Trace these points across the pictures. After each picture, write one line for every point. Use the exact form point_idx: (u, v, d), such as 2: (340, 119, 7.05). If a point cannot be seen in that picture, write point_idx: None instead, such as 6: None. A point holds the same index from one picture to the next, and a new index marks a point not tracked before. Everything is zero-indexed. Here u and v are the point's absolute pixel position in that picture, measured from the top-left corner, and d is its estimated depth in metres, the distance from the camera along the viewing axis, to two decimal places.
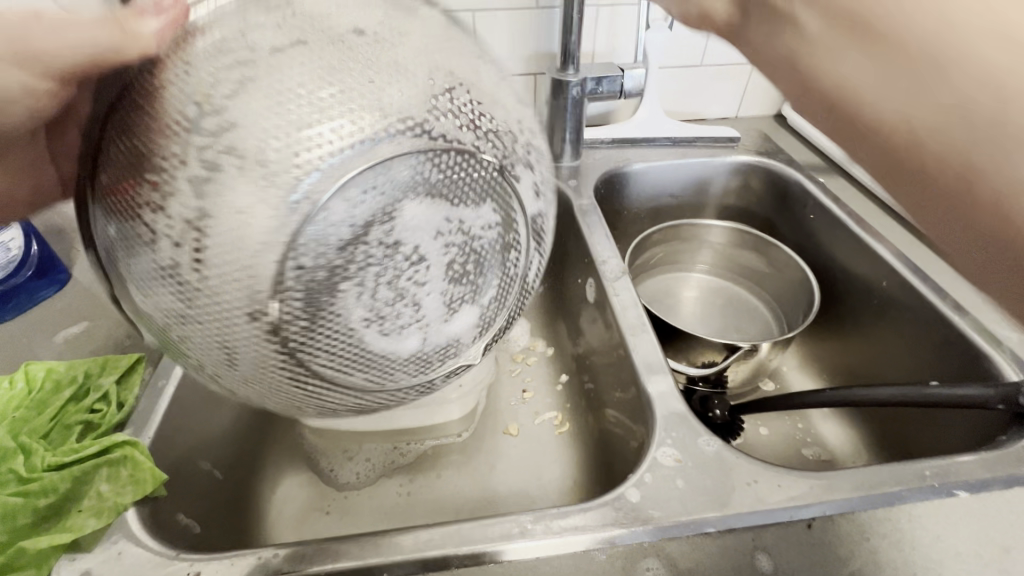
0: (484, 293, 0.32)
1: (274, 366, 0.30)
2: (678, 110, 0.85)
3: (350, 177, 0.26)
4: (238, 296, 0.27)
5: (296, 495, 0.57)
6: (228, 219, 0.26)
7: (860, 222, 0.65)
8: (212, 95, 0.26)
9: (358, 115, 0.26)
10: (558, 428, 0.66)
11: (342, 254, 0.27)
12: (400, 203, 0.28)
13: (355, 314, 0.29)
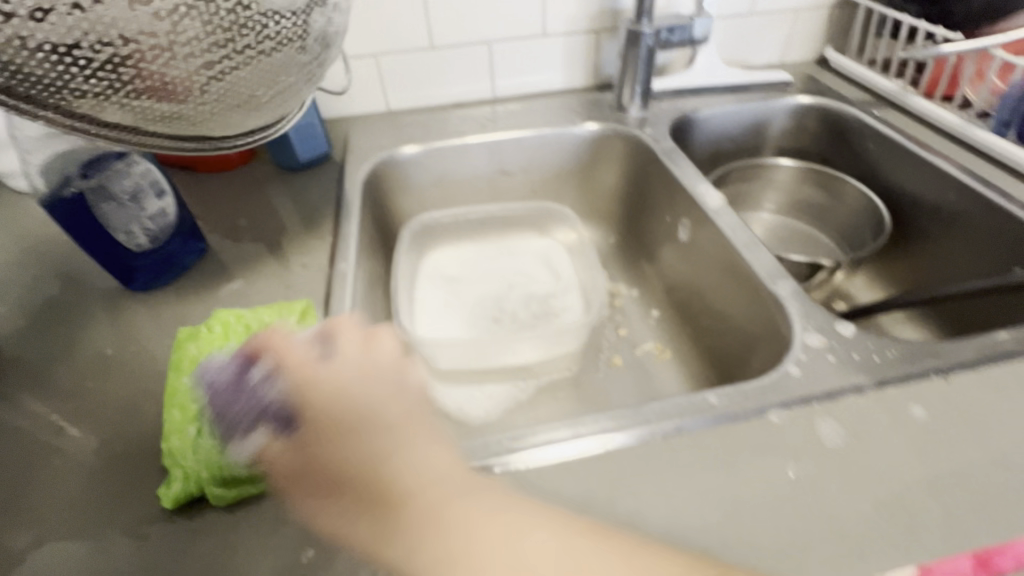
0: (280, 93, 0.41)
1: (126, 121, 0.35)
2: (729, 60, 0.89)
3: (204, 71, 0.34)
4: (102, 25, 0.30)
5: (436, 431, 0.64)
6: (156, 62, 0.32)
7: (920, 144, 0.71)
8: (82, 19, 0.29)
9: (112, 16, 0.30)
10: (659, 354, 0.70)
11: (141, 91, 0.34)
12: (217, 82, 0.36)
13: (235, 86, 0.37)
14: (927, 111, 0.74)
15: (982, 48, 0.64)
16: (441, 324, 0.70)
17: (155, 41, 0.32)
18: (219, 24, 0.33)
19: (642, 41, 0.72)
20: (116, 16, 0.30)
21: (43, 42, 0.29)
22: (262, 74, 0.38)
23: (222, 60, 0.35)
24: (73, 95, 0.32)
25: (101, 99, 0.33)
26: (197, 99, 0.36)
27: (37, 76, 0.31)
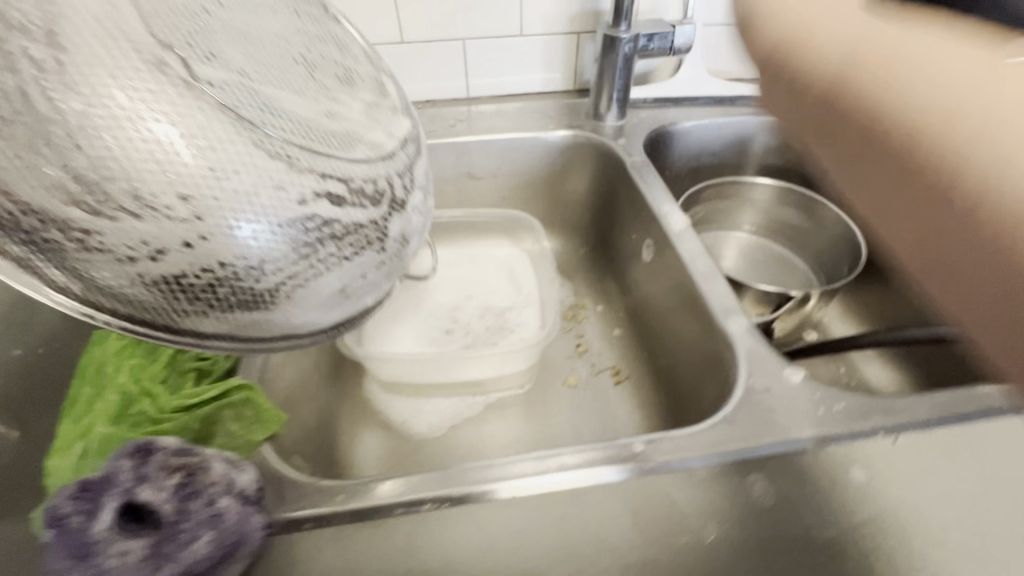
0: (344, 230, 0.29)
1: (329, 292, 0.30)
2: (717, 71, 0.85)
3: (316, 221, 0.28)
4: (233, 233, 0.25)
5: (374, 446, 0.61)
6: (217, 235, 0.25)
7: None
8: (152, 210, 0.24)
9: (320, 173, 0.28)
10: (617, 377, 0.68)
11: (323, 240, 0.28)
12: (323, 273, 0.29)
13: (345, 240, 0.29)
14: None
15: None
16: (391, 332, 0.67)
17: (299, 272, 0.28)
18: (330, 217, 0.28)
19: (620, 47, 0.68)
20: (180, 223, 0.24)
21: (149, 283, 0.26)
22: (346, 236, 0.29)
23: (326, 236, 0.28)
24: (188, 311, 0.27)
25: (205, 315, 0.28)
26: (335, 249, 0.29)
27: (134, 296, 0.26)
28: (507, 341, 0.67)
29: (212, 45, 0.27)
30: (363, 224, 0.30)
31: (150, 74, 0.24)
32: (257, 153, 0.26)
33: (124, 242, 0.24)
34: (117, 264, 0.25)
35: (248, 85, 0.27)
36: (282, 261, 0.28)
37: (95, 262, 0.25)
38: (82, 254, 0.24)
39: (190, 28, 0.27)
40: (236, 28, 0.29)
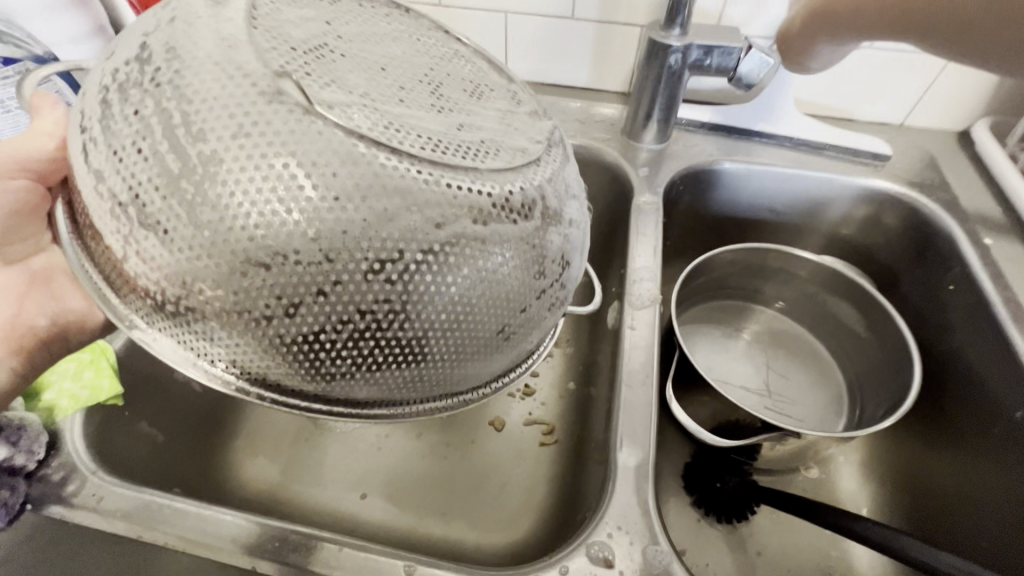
0: (550, 248, 0.34)
1: (493, 325, 0.33)
2: (818, 104, 0.65)
3: (458, 243, 0.30)
4: (403, 287, 0.29)
5: (264, 415, 0.57)
6: (410, 285, 0.29)
7: (1017, 316, 0.47)
8: (306, 267, 0.28)
9: (451, 186, 0.30)
10: (544, 438, 0.59)
11: (466, 280, 0.31)
12: (494, 291, 0.32)
13: (507, 265, 0.32)
14: None
15: None
16: None
17: (458, 309, 0.31)
18: (474, 239, 0.30)
19: (666, 58, 0.54)
20: (307, 264, 0.28)
21: (306, 340, 0.30)
22: (520, 250, 0.32)
23: (518, 262, 0.32)
24: (354, 372, 0.32)
25: (382, 372, 0.32)
26: (488, 280, 0.31)
27: (338, 365, 0.31)
28: None
29: (325, 83, 0.30)
30: (520, 248, 0.32)
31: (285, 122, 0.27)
32: (387, 176, 0.28)
33: (267, 294, 0.28)
34: (262, 331, 0.29)
35: (388, 123, 0.30)
36: (421, 301, 0.30)
37: (240, 335, 0.29)
38: (239, 320, 0.29)
39: (323, 78, 0.30)
40: (323, 64, 0.31)
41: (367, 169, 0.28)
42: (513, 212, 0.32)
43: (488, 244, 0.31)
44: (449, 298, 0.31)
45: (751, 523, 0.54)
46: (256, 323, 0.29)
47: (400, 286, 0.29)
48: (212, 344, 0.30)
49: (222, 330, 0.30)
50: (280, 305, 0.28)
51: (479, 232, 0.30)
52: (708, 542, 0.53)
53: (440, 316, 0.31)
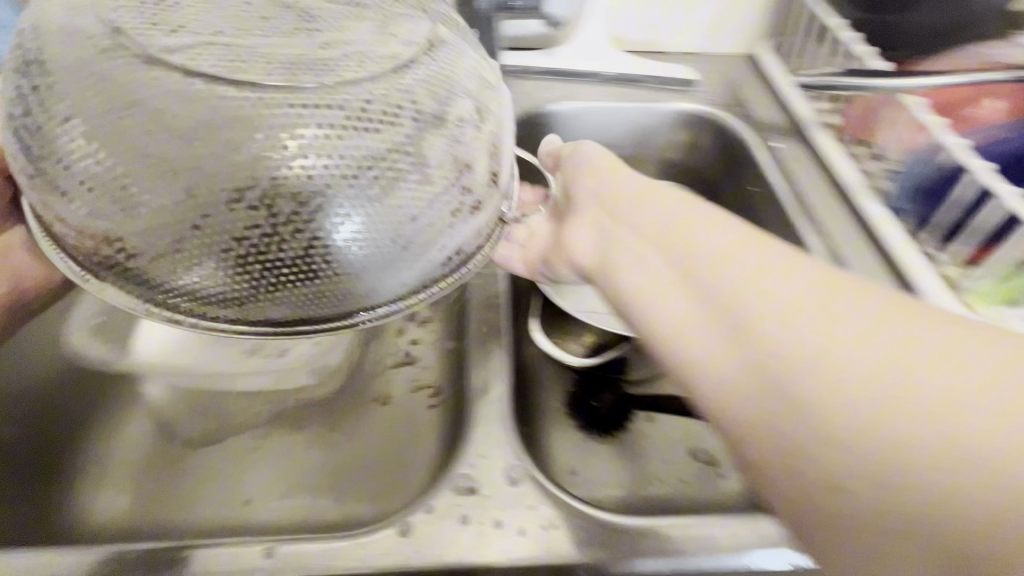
0: (457, 133, 0.28)
1: (399, 226, 0.27)
2: (632, 42, 0.70)
3: (322, 128, 0.25)
4: (269, 186, 0.25)
5: (120, 448, 0.53)
6: (283, 193, 0.25)
7: (801, 203, 0.55)
8: (150, 175, 0.25)
9: (306, 57, 0.25)
10: (431, 401, 0.59)
11: (347, 171, 0.26)
12: (389, 184, 0.27)
13: (390, 146, 0.26)
14: (830, 156, 0.57)
15: (894, 91, 0.47)
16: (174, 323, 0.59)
17: (350, 209, 0.26)
18: (341, 124, 0.25)
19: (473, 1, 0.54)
20: (147, 167, 0.25)
21: (197, 268, 0.27)
22: (382, 122, 0.26)
23: (403, 149, 0.26)
24: (263, 296, 0.27)
25: (255, 284, 0.27)
26: (374, 168, 0.26)
27: (246, 290, 0.27)
28: None
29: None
30: (403, 126, 0.26)
31: (185, 45, 0.25)
32: (233, 58, 0.25)
33: (133, 220, 0.26)
34: (159, 261, 0.27)
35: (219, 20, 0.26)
36: (302, 203, 0.26)
37: (145, 266, 0.27)
38: (122, 252, 0.27)
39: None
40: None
41: (212, 53, 0.25)
42: (385, 84, 0.26)
43: (362, 129, 0.26)
44: (337, 195, 0.26)
45: (630, 432, 0.59)
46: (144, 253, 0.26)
47: (268, 187, 0.25)
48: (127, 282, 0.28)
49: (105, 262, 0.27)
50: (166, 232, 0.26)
51: (349, 114, 0.25)
52: (593, 458, 0.57)
53: (333, 221, 0.26)
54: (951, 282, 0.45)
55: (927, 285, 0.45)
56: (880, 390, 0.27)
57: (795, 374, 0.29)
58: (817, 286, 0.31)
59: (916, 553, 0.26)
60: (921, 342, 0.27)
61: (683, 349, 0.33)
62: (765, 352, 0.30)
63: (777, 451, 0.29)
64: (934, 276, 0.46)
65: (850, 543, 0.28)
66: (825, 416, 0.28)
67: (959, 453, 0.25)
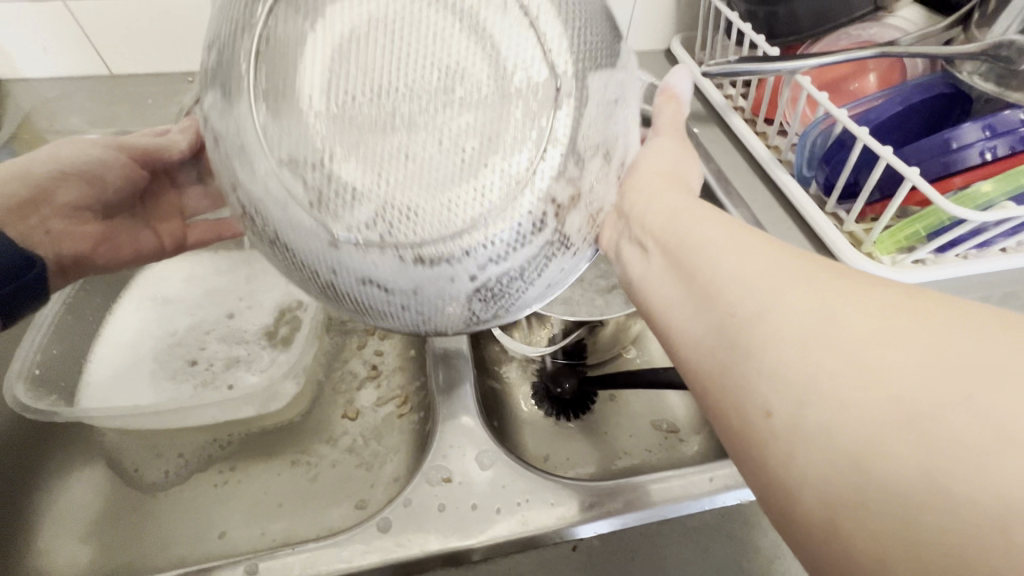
0: (553, 122, 0.27)
1: (517, 238, 0.28)
2: None
3: (444, 149, 0.25)
4: (391, 209, 0.25)
5: (77, 499, 0.51)
6: (397, 220, 0.26)
7: (722, 181, 0.60)
8: (367, 220, 0.26)
9: (433, 63, 0.25)
10: (400, 410, 0.60)
11: (464, 186, 0.26)
12: (523, 189, 0.27)
13: (509, 153, 0.26)
14: (743, 136, 0.62)
15: (787, 72, 0.52)
16: (122, 365, 0.57)
17: (491, 222, 0.27)
18: (444, 144, 0.25)
19: None
20: (367, 213, 0.26)
21: (401, 295, 0.29)
22: (532, 127, 0.26)
23: (505, 154, 0.26)
24: (427, 311, 0.30)
25: (471, 315, 0.31)
26: (487, 177, 0.26)
27: (448, 304, 0.29)
28: (260, 377, 0.58)
29: (305, 34, 0.25)
30: (510, 129, 0.26)
31: (257, 73, 0.26)
32: (359, 78, 0.25)
33: (354, 264, 0.27)
34: (343, 292, 0.29)
35: (357, 64, 0.25)
36: (422, 229, 0.26)
37: (352, 297, 0.30)
38: (347, 290, 0.29)
39: (297, 24, 0.25)
40: (296, 10, 0.26)
41: (301, 77, 0.25)
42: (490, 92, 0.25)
43: (454, 147, 0.25)
44: (447, 217, 0.26)
45: (594, 413, 0.62)
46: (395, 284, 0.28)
47: (403, 213, 0.25)
48: (357, 308, 0.31)
49: (386, 301, 0.29)
50: (310, 269, 0.29)
51: (438, 135, 0.25)
52: (563, 442, 0.60)
53: (443, 246, 0.26)
54: (856, 237, 0.51)
55: (837, 242, 0.50)
56: (870, 354, 0.23)
57: (773, 338, 0.26)
58: (814, 276, 0.28)
59: (925, 526, 0.20)
60: (917, 322, 0.24)
61: (670, 324, 0.33)
62: (741, 318, 0.28)
63: (762, 421, 0.25)
64: (841, 234, 0.51)
65: (808, 496, 0.23)
66: (794, 376, 0.25)
67: (930, 414, 0.21)
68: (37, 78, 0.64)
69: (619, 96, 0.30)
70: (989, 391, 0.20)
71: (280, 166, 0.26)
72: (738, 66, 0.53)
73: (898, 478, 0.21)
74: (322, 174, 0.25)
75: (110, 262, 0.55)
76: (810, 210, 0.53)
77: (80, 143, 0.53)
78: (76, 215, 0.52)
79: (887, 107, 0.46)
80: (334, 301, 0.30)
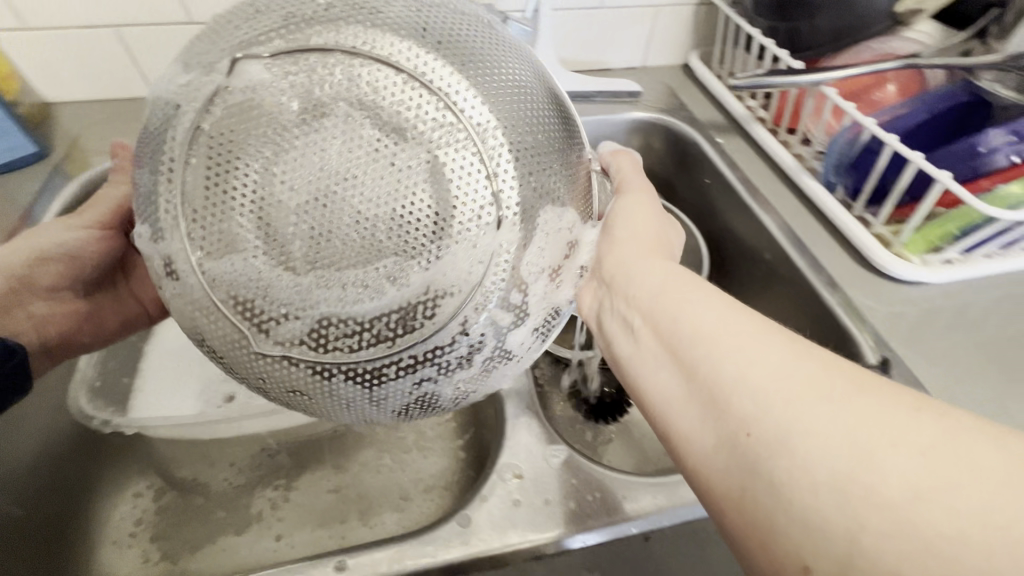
0: (489, 248, 0.29)
1: (461, 352, 0.30)
2: (578, 61, 0.77)
3: (383, 275, 0.28)
4: (348, 324, 0.28)
5: (135, 510, 0.53)
6: (342, 328, 0.29)
7: (751, 189, 0.62)
8: (316, 327, 0.29)
9: (351, 190, 0.27)
10: (441, 417, 0.60)
11: (404, 310, 0.28)
12: (464, 309, 0.29)
13: (446, 276, 0.28)
14: (766, 145, 0.65)
15: (814, 83, 0.54)
16: (168, 377, 0.57)
17: (433, 337, 0.29)
18: (387, 271, 0.28)
19: None
20: (304, 322, 0.28)
21: (350, 399, 0.31)
22: (468, 255, 0.28)
23: (441, 279, 0.28)
24: (372, 411, 0.33)
25: (406, 414, 0.34)
26: (426, 298, 0.28)
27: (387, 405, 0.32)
28: None
29: (238, 159, 0.27)
30: (432, 250, 0.28)
31: (208, 186, 0.27)
32: (293, 202, 0.27)
33: (301, 370, 0.30)
34: (293, 393, 0.32)
35: (317, 198, 0.27)
36: (366, 339, 0.29)
37: (300, 399, 0.32)
38: (290, 390, 0.31)
39: (243, 152, 0.27)
40: (252, 130, 0.27)
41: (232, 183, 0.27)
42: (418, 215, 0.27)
43: (394, 268, 0.28)
44: (386, 328, 0.29)
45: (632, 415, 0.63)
46: (337, 389, 0.31)
47: (345, 320, 0.28)
48: (302, 405, 0.33)
49: (329, 401, 0.32)
50: (261, 373, 0.31)
51: (378, 257, 0.27)
52: (604, 443, 0.61)
53: (388, 355, 0.29)
54: (885, 239, 0.53)
55: (869, 243, 0.53)
56: (883, 452, 0.24)
57: (780, 434, 0.26)
58: (804, 362, 0.29)
59: None
60: (913, 425, 0.24)
61: (675, 422, 0.32)
62: (737, 402, 0.29)
63: (798, 569, 0.24)
64: (872, 236, 0.53)
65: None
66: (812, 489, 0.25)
67: (959, 490, 0.22)
68: (80, 100, 0.66)
69: (573, 227, 0.32)
70: (975, 473, 0.22)
71: (236, 277, 0.28)
72: (765, 79, 0.55)
73: (883, 549, 0.22)
74: (266, 291, 0.28)
75: (94, 339, 0.53)
76: (840, 214, 0.56)
77: (59, 226, 0.51)
78: (55, 296, 0.50)
79: (914, 115, 0.49)
80: (286, 400, 0.33)
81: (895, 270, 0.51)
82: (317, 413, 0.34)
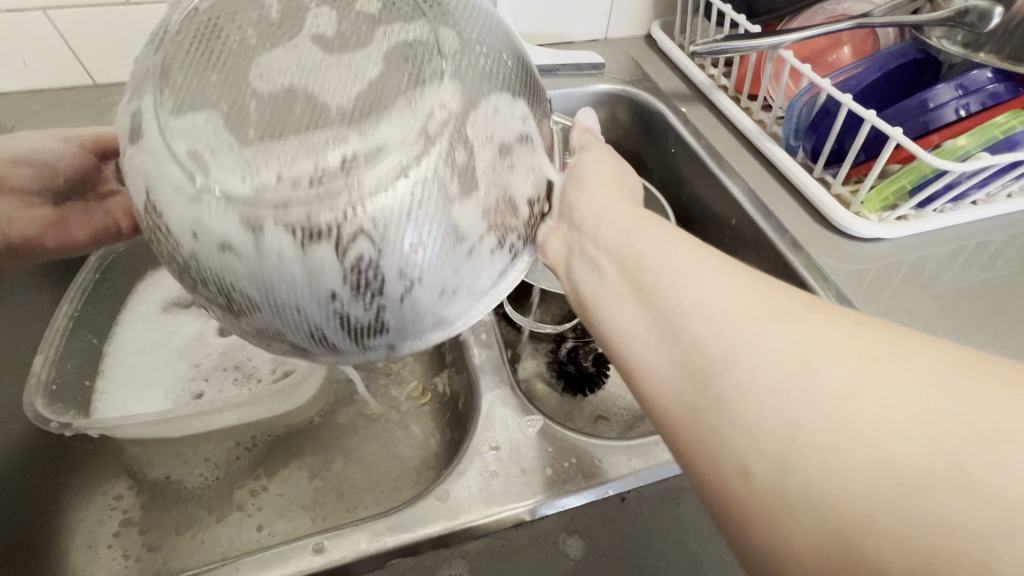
0: (444, 144, 0.26)
1: (408, 265, 0.27)
2: (539, 35, 0.75)
3: (324, 168, 0.25)
4: (282, 224, 0.25)
5: (107, 514, 0.51)
6: (276, 234, 0.25)
7: (716, 156, 0.63)
8: (245, 228, 0.25)
9: (298, 80, 0.25)
10: (419, 400, 0.59)
11: (345, 211, 0.25)
12: (409, 211, 0.26)
13: (391, 167, 0.25)
14: (729, 112, 0.65)
15: (773, 46, 0.54)
16: (134, 377, 0.56)
17: (374, 241, 0.26)
18: (328, 161, 0.25)
19: None
20: (236, 220, 0.25)
21: (280, 314, 0.28)
22: (420, 153, 0.26)
23: (391, 172, 0.25)
24: (307, 336, 0.29)
25: (345, 343, 0.30)
26: (371, 199, 0.26)
27: (322, 327, 0.28)
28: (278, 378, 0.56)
29: (195, 58, 0.26)
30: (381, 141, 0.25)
31: (166, 83, 0.26)
32: (237, 94, 0.25)
33: (228, 268, 0.26)
34: (223, 304, 0.28)
35: (261, 93, 0.25)
36: (301, 239, 0.26)
37: (228, 312, 0.29)
38: (217, 299, 0.28)
39: (199, 52, 0.26)
40: (212, 32, 0.26)
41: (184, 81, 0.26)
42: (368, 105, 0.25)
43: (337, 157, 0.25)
44: (323, 230, 0.26)
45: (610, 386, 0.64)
46: (267, 301, 0.27)
47: (279, 229, 0.25)
48: (235, 327, 0.30)
49: (258, 317, 0.28)
50: (194, 276, 0.28)
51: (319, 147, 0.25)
52: (583, 415, 0.62)
53: (324, 261, 0.26)
54: (844, 199, 0.55)
55: (829, 203, 0.54)
56: (847, 370, 0.24)
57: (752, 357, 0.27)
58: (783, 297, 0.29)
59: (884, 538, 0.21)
60: (886, 350, 0.25)
61: (635, 358, 0.32)
62: (714, 319, 0.29)
63: (748, 480, 0.25)
64: (832, 196, 0.54)
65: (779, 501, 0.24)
66: (783, 403, 0.25)
67: (925, 400, 0.23)
68: (17, 92, 0.63)
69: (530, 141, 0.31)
70: (933, 383, 0.23)
71: (174, 163, 0.26)
72: (727, 43, 0.55)
73: (867, 452, 0.22)
74: (204, 187, 0.25)
75: (59, 246, 0.53)
76: (801, 177, 0.57)
77: (44, 135, 0.51)
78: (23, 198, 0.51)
79: (867, 74, 0.50)
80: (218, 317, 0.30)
81: (854, 229, 0.53)
82: (252, 339, 0.31)
